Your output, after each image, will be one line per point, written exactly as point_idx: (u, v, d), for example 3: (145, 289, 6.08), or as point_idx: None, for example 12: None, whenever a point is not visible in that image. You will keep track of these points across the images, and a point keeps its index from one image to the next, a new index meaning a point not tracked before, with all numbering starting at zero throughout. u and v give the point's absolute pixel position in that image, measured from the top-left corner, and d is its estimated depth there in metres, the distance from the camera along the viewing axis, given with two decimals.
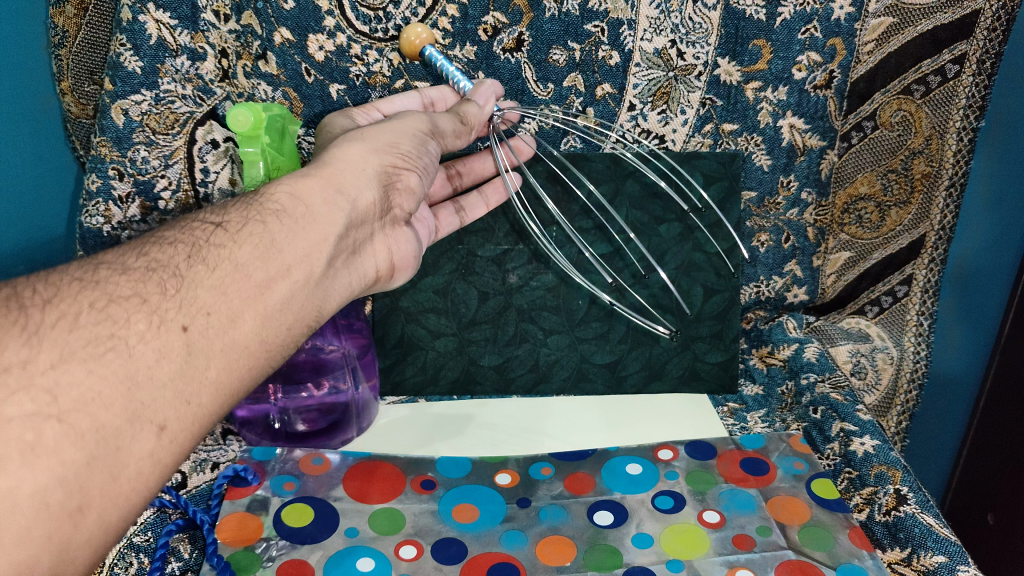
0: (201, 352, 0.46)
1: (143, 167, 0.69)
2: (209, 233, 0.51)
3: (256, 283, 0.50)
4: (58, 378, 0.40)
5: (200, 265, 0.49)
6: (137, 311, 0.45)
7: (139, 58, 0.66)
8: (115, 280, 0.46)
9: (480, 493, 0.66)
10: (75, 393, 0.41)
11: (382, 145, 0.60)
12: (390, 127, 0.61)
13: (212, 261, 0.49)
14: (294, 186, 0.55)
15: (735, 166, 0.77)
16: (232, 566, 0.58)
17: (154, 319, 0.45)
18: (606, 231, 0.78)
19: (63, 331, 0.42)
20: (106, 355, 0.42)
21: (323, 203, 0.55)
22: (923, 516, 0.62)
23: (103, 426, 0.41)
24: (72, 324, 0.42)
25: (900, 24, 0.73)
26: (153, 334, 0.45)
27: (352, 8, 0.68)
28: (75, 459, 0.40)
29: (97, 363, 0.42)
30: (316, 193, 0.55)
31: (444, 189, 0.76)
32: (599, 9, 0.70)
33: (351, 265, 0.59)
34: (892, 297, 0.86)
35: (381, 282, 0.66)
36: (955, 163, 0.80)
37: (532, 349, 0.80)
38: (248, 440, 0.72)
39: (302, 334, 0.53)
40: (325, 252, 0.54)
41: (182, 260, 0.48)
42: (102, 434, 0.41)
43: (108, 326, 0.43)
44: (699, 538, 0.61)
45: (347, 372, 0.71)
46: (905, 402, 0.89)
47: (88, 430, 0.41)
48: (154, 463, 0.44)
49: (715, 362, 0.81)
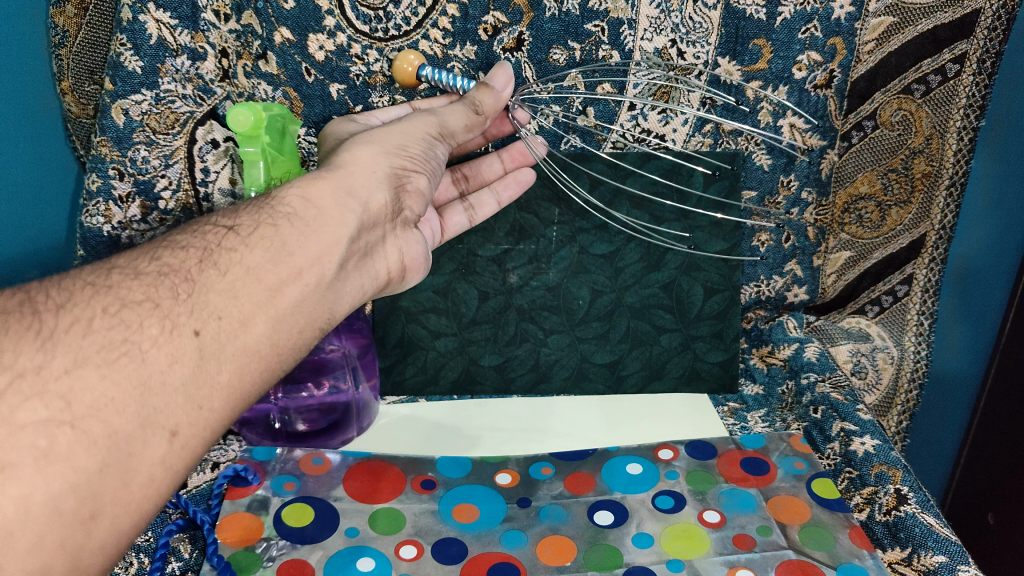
0: (212, 357, 0.46)
1: (143, 167, 0.69)
2: (221, 237, 0.51)
3: (267, 286, 0.50)
4: (72, 384, 0.40)
5: (209, 267, 0.49)
6: (150, 316, 0.45)
7: (139, 58, 0.66)
8: (127, 284, 0.46)
9: (479, 493, 0.65)
10: (89, 398, 0.41)
11: (392, 147, 0.60)
12: (399, 128, 0.62)
13: (223, 265, 0.49)
14: (305, 188, 0.55)
15: (735, 165, 0.77)
16: (232, 566, 0.58)
17: (166, 324, 0.45)
18: (606, 231, 0.78)
19: (77, 337, 0.42)
20: (120, 359, 0.43)
21: (335, 206, 0.55)
22: (924, 515, 0.61)
23: (115, 432, 0.41)
24: (85, 329, 0.43)
25: (900, 24, 0.73)
26: (165, 339, 0.45)
27: (352, 8, 0.68)
28: (88, 465, 0.40)
29: (110, 368, 0.42)
30: (328, 196, 0.55)
31: (451, 192, 0.76)
32: (599, 9, 0.70)
33: (362, 267, 0.59)
34: (893, 297, 0.86)
35: (393, 283, 0.66)
36: (956, 163, 0.80)
37: (533, 348, 0.80)
38: (248, 440, 0.72)
39: (313, 336, 0.53)
40: (337, 255, 0.54)
41: (193, 264, 0.48)
42: (114, 440, 0.41)
43: (121, 332, 0.43)
44: (699, 537, 0.61)
45: (347, 372, 0.71)
46: (905, 402, 0.89)
47: (100, 436, 0.41)
48: (165, 469, 0.44)
49: (715, 362, 0.81)
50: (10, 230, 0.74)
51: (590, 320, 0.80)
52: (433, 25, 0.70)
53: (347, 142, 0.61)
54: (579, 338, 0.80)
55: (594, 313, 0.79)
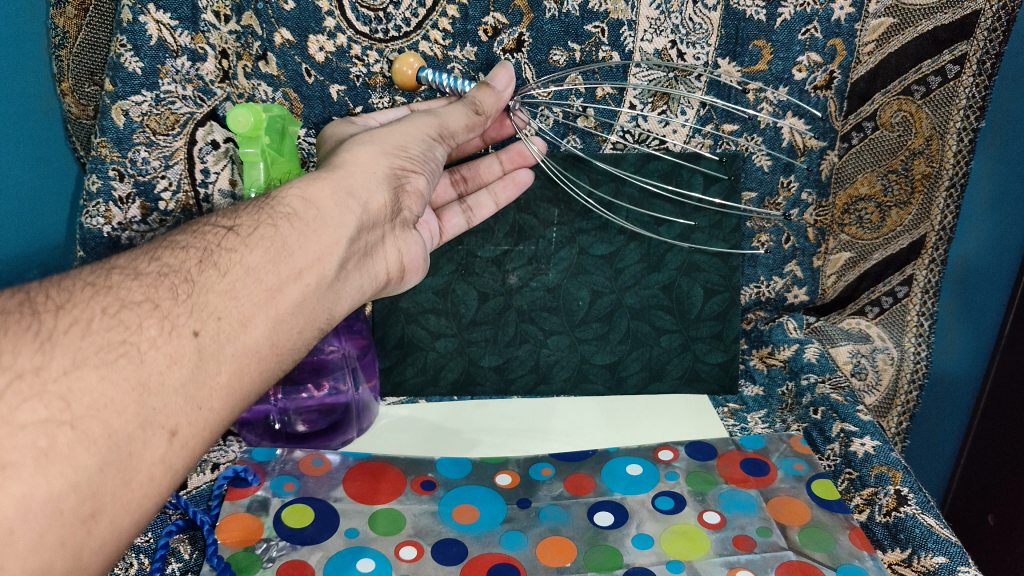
0: (212, 357, 0.46)
1: (143, 168, 0.69)
2: (221, 237, 0.51)
3: (268, 288, 0.50)
4: (71, 384, 0.40)
5: (210, 269, 0.49)
6: (149, 316, 0.45)
7: (139, 59, 0.66)
8: (127, 284, 0.46)
9: (479, 494, 0.65)
10: (90, 400, 0.41)
11: (391, 148, 0.60)
12: (398, 128, 0.61)
13: (223, 266, 0.49)
14: (305, 189, 0.55)
15: (735, 167, 0.77)
16: (232, 566, 0.58)
17: (166, 324, 0.45)
18: (606, 231, 0.78)
19: (76, 337, 0.42)
20: (119, 360, 0.42)
21: (335, 207, 0.55)
22: (924, 516, 0.61)
23: (115, 432, 0.41)
24: (86, 331, 0.43)
25: (900, 25, 0.73)
26: (165, 340, 0.45)
27: (351, 8, 0.68)
28: (87, 465, 0.40)
29: (110, 368, 0.42)
30: (327, 197, 0.55)
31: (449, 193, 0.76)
32: (599, 9, 0.70)
33: (362, 267, 0.59)
34: (893, 298, 0.86)
35: (393, 284, 0.66)
36: (956, 164, 0.80)
37: (532, 349, 0.80)
38: (248, 440, 0.72)
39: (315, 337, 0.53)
40: (337, 255, 0.54)
41: (193, 264, 0.48)
42: (114, 440, 0.41)
43: (120, 331, 0.43)
44: (699, 538, 0.61)
45: (347, 372, 0.71)
46: (905, 403, 0.89)
47: (100, 436, 0.41)
48: (166, 468, 0.44)
49: (715, 363, 0.81)
50: (11, 232, 0.75)
51: (590, 320, 0.80)
52: (433, 26, 0.70)
53: (347, 143, 0.61)
54: (579, 339, 0.80)
55: (594, 314, 0.79)
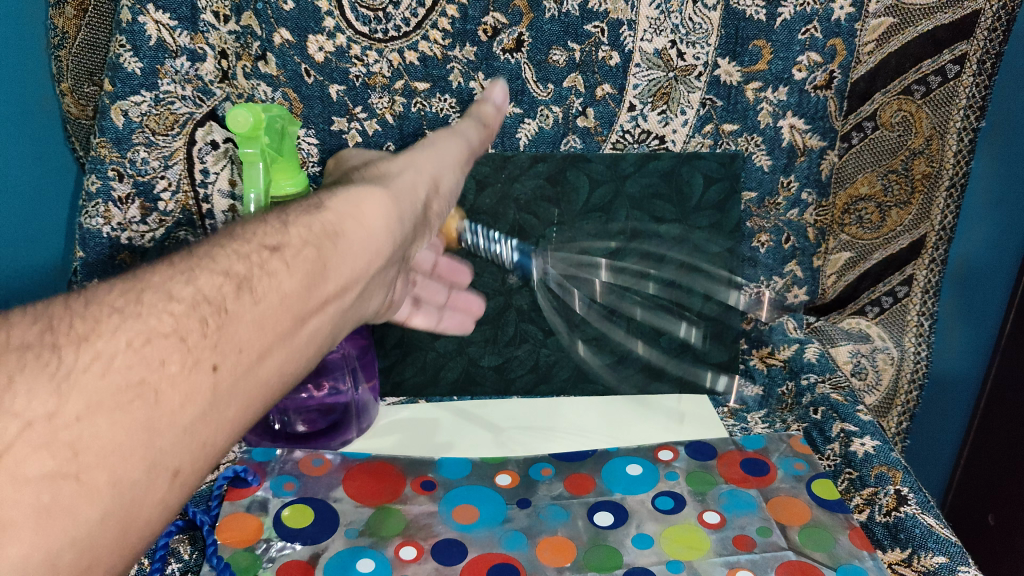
0: (225, 397, 0.43)
1: (143, 168, 0.70)
2: (255, 265, 0.46)
3: (253, 352, 0.45)
4: (83, 428, 0.36)
5: (225, 284, 0.44)
6: (175, 350, 0.40)
7: (138, 60, 0.66)
8: (152, 309, 0.41)
9: (480, 494, 0.65)
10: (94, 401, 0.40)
11: (402, 195, 0.56)
12: (408, 165, 0.58)
13: (255, 299, 0.45)
14: (324, 220, 0.50)
15: (735, 167, 0.77)
16: (232, 566, 0.58)
17: (189, 361, 0.41)
18: (606, 231, 0.78)
19: (95, 371, 0.38)
20: (134, 402, 0.38)
21: (361, 247, 0.51)
22: (924, 516, 0.61)
23: (117, 478, 0.38)
24: (106, 367, 0.38)
25: (901, 24, 0.73)
26: (183, 376, 0.41)
27: (351, 8, 0.68)
28: (88, 514, 0.36)
29: (123, 410, 0.38)
30: (359, 232, 0.51)
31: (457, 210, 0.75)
32: (599, 9, 0.70)
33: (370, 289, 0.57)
34: (893, 297, 0.86)
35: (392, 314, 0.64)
36: (956, 164, 0.80)
37: (532, 349, 0.80)
38: (249, 441, 0.72)
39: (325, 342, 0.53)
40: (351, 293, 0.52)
41: (218, 288, 0.44)
42: (116, 486, 0.38)
43: (143, 334, 0.40)
44: (699, 538, 0.61)
45: (347, 371, 0.72)
46: (906, 403, 0.89)
47: (101, 483, 0.37)
48: (165, 510, 0.41)
49: (716, 362, 0.82)
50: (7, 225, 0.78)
51: (590, 320, 0.80)
52: (432, 26, 0.70)
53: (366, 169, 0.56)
54: (579, 339, 0.80)
55: (594, 314, 0.79)
